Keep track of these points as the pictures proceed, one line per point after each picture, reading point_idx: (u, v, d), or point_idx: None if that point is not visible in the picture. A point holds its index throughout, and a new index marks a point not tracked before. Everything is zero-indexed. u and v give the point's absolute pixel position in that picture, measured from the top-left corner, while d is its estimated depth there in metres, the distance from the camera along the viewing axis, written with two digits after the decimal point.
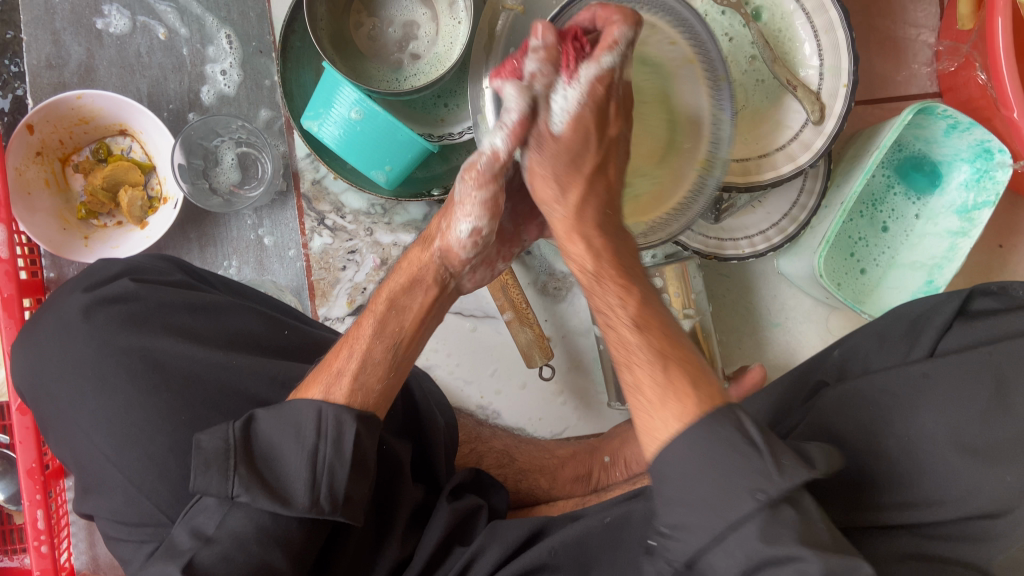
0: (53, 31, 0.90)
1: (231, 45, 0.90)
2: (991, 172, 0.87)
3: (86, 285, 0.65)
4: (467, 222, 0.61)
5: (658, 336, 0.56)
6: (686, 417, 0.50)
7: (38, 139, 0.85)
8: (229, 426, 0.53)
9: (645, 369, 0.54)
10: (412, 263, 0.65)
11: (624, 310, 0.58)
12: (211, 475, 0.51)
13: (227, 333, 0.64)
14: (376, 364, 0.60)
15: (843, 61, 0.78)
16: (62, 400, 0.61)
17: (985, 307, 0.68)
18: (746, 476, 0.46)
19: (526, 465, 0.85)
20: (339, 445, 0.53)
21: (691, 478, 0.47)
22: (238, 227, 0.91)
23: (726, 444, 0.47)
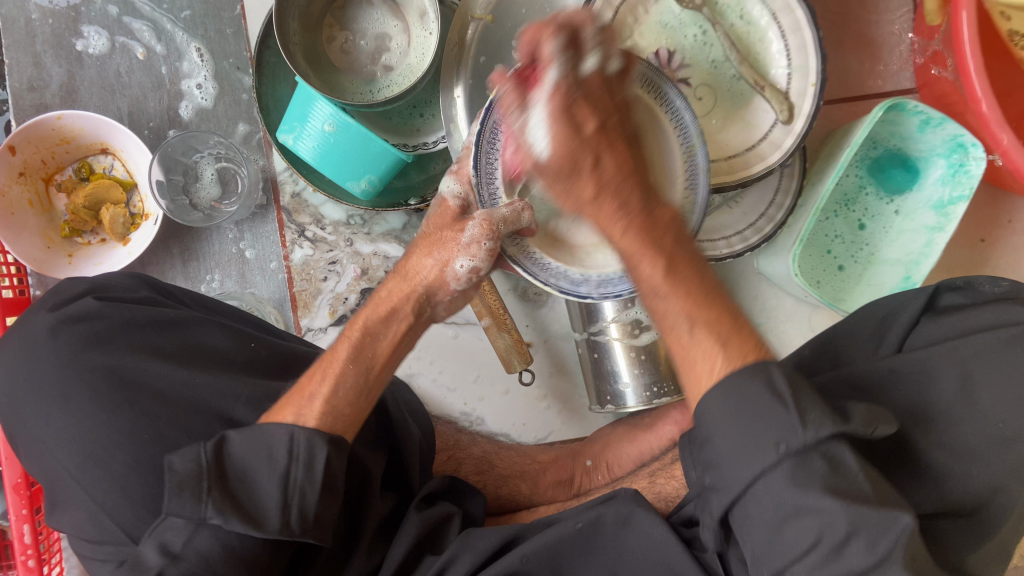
0: (34, 54, 0.91)
1: (203, 58, 0.92)
2: (966, 167, 0.86)
3: (52, 304, 0.66)
4: (468, 259, 0.64)
5: (683, 288, 0.55)
6: (715, 372, 0.52)
7: (20, 159, 0.87)
8: (200, 447, 0.53)
9: (677, 332, 0.55)
10: (391, 293, 0.67)
11: (654, 271, 0.55)
12: (184, 500, 0.50)
13: (191, 348, 0.65)
14: (348, 387, 0.60)
15: (810, 60, 0.79)
16: (34, 415, 0.61)
17: (952, 303, 0.69)
18: (771, 426, 0.48)
19: (507, 471, 0.86)
20: (312, 467, 0.54)
21: (728, 430, 0.49)
22: (219, 241, 0.93)
23: (755, 403, 0.49)
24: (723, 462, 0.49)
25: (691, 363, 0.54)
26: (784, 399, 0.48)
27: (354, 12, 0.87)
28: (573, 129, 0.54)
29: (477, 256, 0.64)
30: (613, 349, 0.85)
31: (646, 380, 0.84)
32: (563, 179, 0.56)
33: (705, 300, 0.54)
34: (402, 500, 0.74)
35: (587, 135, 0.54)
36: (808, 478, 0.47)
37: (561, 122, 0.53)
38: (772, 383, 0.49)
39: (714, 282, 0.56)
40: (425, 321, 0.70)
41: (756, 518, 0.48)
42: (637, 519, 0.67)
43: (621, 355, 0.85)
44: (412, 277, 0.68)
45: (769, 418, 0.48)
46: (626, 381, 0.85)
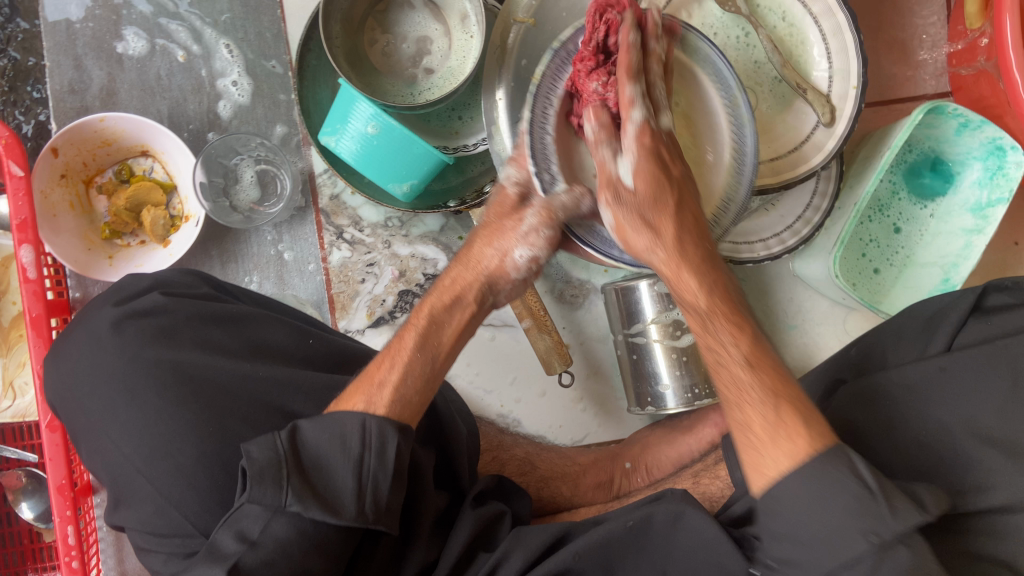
0: (75, 56, 0.92)
1: (232, 54, 0.92)
2: (1004, 169, 0.87)
3: (114, 300, 0.66)
4: (528, 249, 0.65)
5: (772, 378, 0.56)
6: (794, 455, 0.53)
7: (62, 161, 0.87)
8: (275, 436, 0.53)
9: (756, 406, 0.55)
10: (455, 280, 0.66)
11: (737, 350, 0.57)
12: (267, 486, 0.51)
13: (254, 343, 0.66)
14: (418, 376, 0.60)
15: (852, 64, 0.80)
16: (93, 414, 0.62)
17: (1000, 303, 0.67)
18: (857, 520, 0.49)
19: (548, 473, 0.86)
20: (384, 454, 0.54)
21: (799, 516, 0.51)
22: (258, 242, 0.93)
23: (837, 493, 0.50)
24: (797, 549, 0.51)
25: (748, 456, 0.55)
26: (872, 490, 0.50)
27: (396, 15, 0.88)
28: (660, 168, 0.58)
29: (536, 246, 0.65)
30: (653, 350, 0.85)
31: (687, 382, 0.84)
32: (642, 212, 0.59)
33: (773, 377, 0.56)
34: (453, 498, 0.74)
35: (673, 177, 0.59)
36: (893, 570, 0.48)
37: (649, 161, 0.58)
38: (858, 473, 0.51)
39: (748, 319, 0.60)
40: (489, 306, 0.68)
41: None
42: (688, 520, 0.67)
43: (661, 357, 0.85)
44: (473, 265, 0.66)
45: (851, 513, 0.49)
46: (666, 383, 0.85)
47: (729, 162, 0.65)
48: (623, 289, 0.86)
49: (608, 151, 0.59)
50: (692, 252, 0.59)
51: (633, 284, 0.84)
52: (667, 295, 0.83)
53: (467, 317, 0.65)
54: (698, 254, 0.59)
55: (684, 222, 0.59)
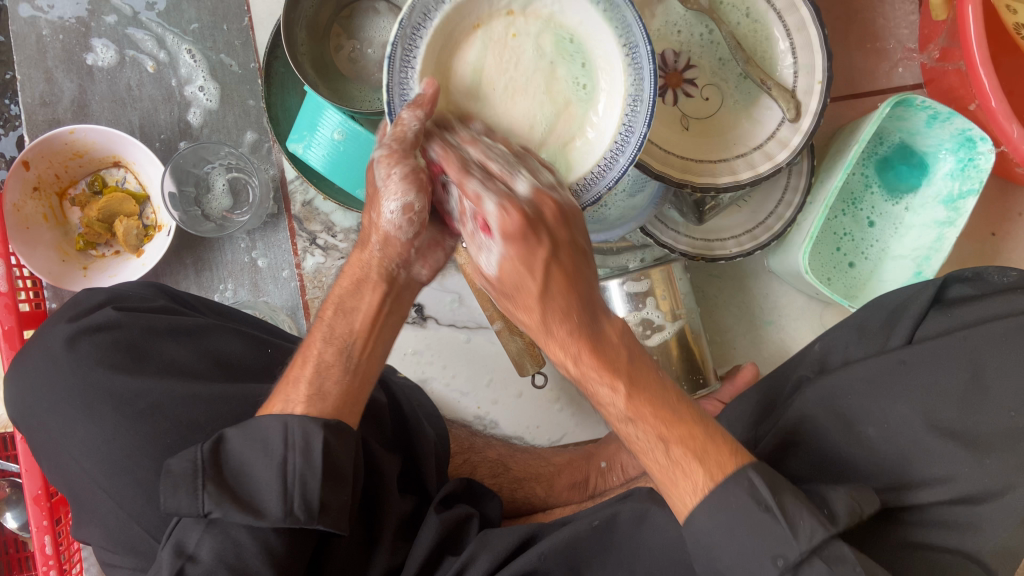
0: (45, 69, 0.92)
1: (195, 59, 0.92)
2: (974, 161, 0.86)
3: (70, 316, 0.66)
4: (395, 202, 0.55)
5: (649, 409, 0.53)
6: (698, 491, 0.52)
7: (34, 175, 0.87)
8: (199, 447, 0.54)
9: (652, 454, 0.53)
10: (358, 263, 0.61)
11: (616, 399, 0.53)
12: (182, 496, 0.52)
13: (210, 356, 0.66)
14: (330, 366, 0.59)
15: (816, 59, 0.79)
16: (55, 427, 0.62)
17: (960, 294, 0.69)
18: (766, 543, 0.50)
19: (521, 474, 0.86)
20: (309, 455, 0.54)
21: (722, 547, 0.51)
22: (231, 250, 0.93)
23: (747, 530, 0.51)
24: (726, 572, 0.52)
25: (648, 459, 0.54)
26: (771, 509, 0.51)
27: (361, 22, 0.88)
28: (526, 250, 0.51)
29: (410, 201, 0.55)
30: None
31: None
32: (570, 319, 0.53)
33: (654, 402, 0.53)
34: (420, 502, 0.74)
35: (543, 257, 0.51)
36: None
37: (515, 236, 0.50)
38: (757, 496, 0.51)
39: (637, 359, 0.54)
40: (407, 285, 0.63)
41: None
42: (653, 519, 0.67)
43: None
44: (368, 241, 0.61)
45: (755, 538, 0.50)
46: None
47: (585, 142, 0.61)
48: None
49: (480, 241, 0.53)
50: (562, 333, 0.53)
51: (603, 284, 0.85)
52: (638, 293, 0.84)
53: (377, 301, 0.61)
54: (563, 290, 0.53)
55: (553, 296, 0.52)
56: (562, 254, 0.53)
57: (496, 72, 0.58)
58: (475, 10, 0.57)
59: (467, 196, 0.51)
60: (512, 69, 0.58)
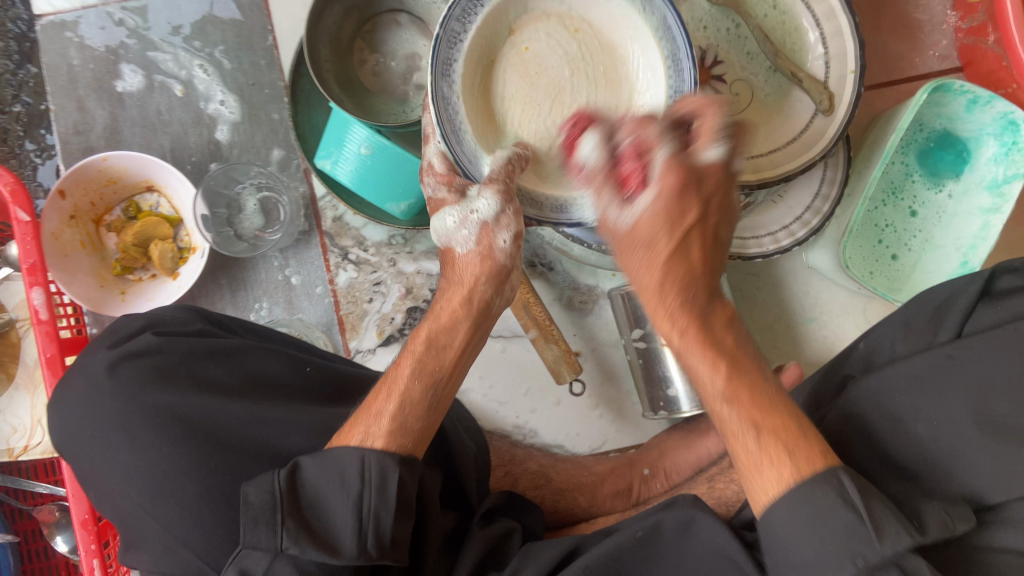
0: (77, 98, 0.94)
1: (210, 75, 0.93)
2: (1018, 144, 0.84)
3: (110, 343, 0.67)
4: (507, 232, 0.65)
5: (745, 391, 0.55)
6: (798, 468, 0.52)
7: (70, 203, 0.89)
8: (273, 476, 0.53)
9: (742, 439, 0.55)
10: (450, 298, 0.66)
11: (715, 376, 0.56)
12: (260, 530, 0.51)
13: (247, 380, 0.65)
14: (415, 403, 0.60)
15: (849, 48, 0.77)
16: (95, 453, 0.63)
17: (1009, 285, 0.68)
18: (845, 540, 0.48)
19: (564, 485, 0.85)
20: (385, 489, 0.53)
21: (796, 538, 0.50)
22: (266, 269, 0.94)
23: (829, 522, 0.49)
24: (788, 555, 0.50)
25: (741, 463, 0.54)
26: (859, 514, 0.49)
27: (384, 35, 0.88)
28: (670, 213, 0.56)
29: (499, 236, 0.65)
30: (663, 354, 0.84)
31: None
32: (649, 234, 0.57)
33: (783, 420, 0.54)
34: (461, 517, 0.73)
35: (689, 222, 0.56)
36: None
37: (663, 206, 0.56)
38: (846, 496, 0.50)
39: (737, 351, 0.58)
40: (494, 314, 0.69)
41: None
42: (697, 526, 0.68)
43: (672, 360, 0.83)
44: (461, 282, 0.67)
45: (839, 530, 0.48)
46: (678, 386, 0.83)
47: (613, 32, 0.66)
48: (630, 293, 0.84)
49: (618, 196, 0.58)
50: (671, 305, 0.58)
51: (639, 288, 0.83)
52: None
53: (468, 335, 0.65)
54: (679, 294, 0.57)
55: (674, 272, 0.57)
56: (709, 220, 0.57)
57: (531, 87, 0.66)
58: (508, 19, 0.65)
59: (637, 138, 0.57)
60: (541, 76, 0.66)
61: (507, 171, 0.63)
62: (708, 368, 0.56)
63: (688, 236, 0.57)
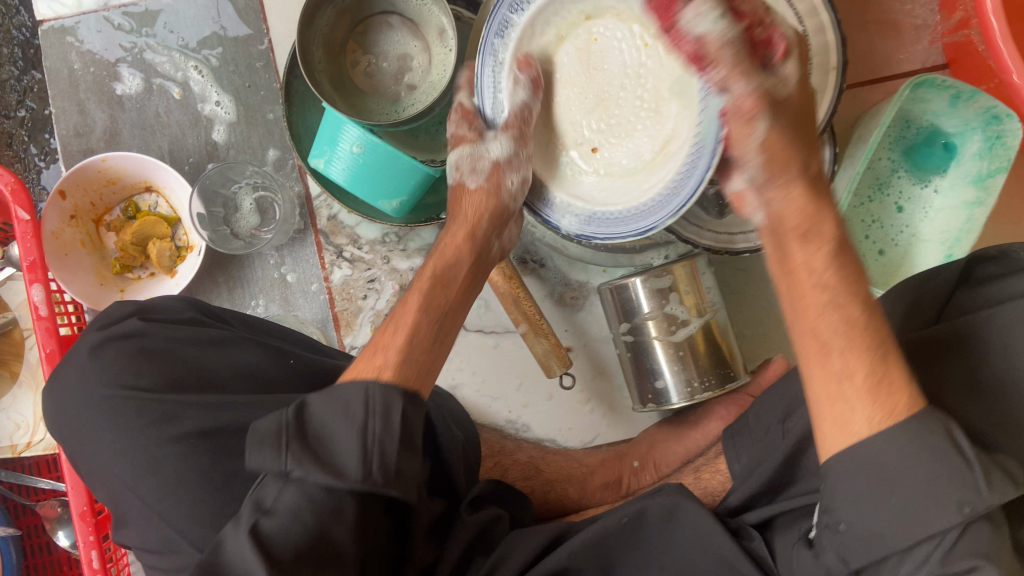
0: (78, 101, 0.96)
1: (207, 77, 0.95)
2: (1002, 138, 0.85)
3: (99, 324, 0.68)
4: (518, 174, 0.71)
5: (852, 352, 0.52)
6: (892, 413, 0.50)
7: (70, 204, 0.91)
8: (283, 412, 0.55)
9: (838, 383, 0.52)
10: (454, 236, 0.72)
11: (821, 300, 0.54)
12: (266, 451, 0.53)
13: (228, 370, 0.66)
14: (422, 331, 0.64)
15: (831, 43, 0.79)
16: (87, 440, 0.64)
17: (989, 273, 0.67)
18: (951, 484, 0.48)
19: (552, 476, 0.87)
20: (389, 420, 0.54)
21: (874, 504, 0.50)
22: (262, 267, 0.95)
23: (938, 470, 0.49)
24: (877, 521, 0.50)
25: (829, 407, 0.53)
26: (968, 459, 0.49)
27: (376, 37, 0.90)
28: (789, 131, 0.57)
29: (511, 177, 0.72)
30: (652, 347, 0.85)
31: (686, 376, 0.84)
32: (795, 131, 0.58)
33: (884, 338, 0.53)
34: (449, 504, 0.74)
35: (792, 110, 0.58)
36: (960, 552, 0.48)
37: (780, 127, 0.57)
38: (956, 441, 0.49)
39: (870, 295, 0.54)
40: (491, 257, 0.74)
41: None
42: (684, 513, 0.70)
43: (661, 353, 0.84)
44: (468, 219, 0.72)
45: (944, 480, 0.48)
46: (666, 378, 0.84)
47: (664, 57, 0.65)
48: (617, 287, 0.85)
49: (720, 70, 0.56)
50: (797, 200, 0.57)
51: (626, 282, 0.84)
52: (661, 289, 0.83)
53: (468, 268, 0.71)
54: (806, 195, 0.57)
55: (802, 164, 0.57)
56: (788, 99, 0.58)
57: (583, 76, 0.69)
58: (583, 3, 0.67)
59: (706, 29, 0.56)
60: (596, 69, 0.68)
61: (517, 125, 0.69)
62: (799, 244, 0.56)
63: (794, 113, 0.58)
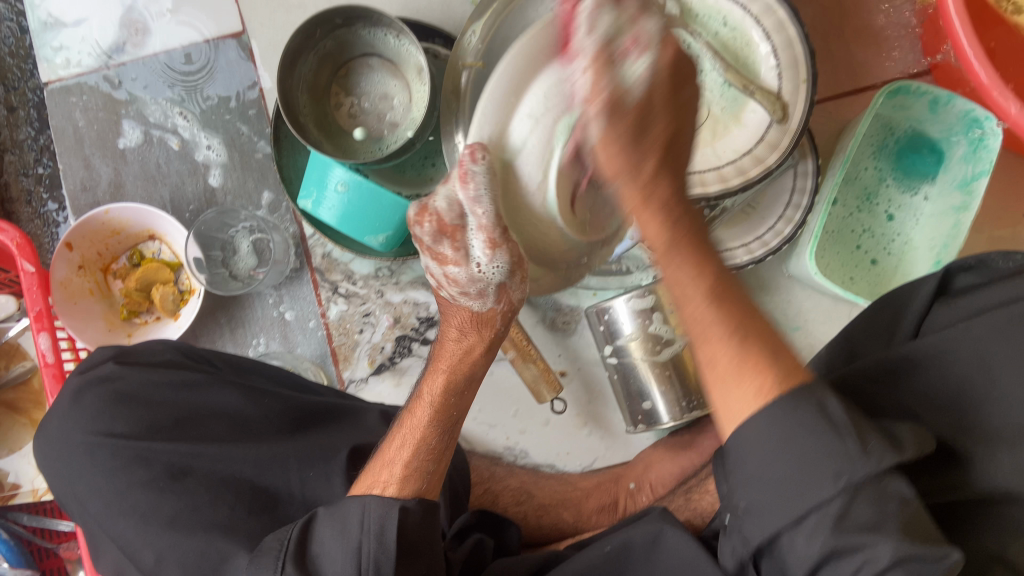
0: (84, 157, 1.01)
1: (203, 127, 0.99)
2: (984, 142, 0.83)
3: (82, 368, 0.73)
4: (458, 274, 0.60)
5: (725, 303, 0.50)
6: (761, 393, 0.48)
7: (78, 255, 0.95)
8: (291, 529, 0.56)
9: (717, 345, 0.50)
10: (446, 354, 0.64)
11: (695, 287, 0.51)
12: (264, 572, 0.54)
13: (201, 412, 0.69)
14: (425, 446, 0.60)
15: (799, 57, 0.78)
16: (79, 481, 0.67)
17: (966, 283, 0.66)
18: (825, 461, 0.45)
19: (546, 501, 0.89)
20: (382, 536, 0.53)
21: (768, 473, 0.47)
22: (261, 306, 0.99)
23: (810, 445, 0.46)
24: (765, 492, 0.47)
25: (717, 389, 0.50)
26: (836, 426, 0.46)
27: (358, 79, 0.93)
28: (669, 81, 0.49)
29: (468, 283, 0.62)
30: (638, 368, 0.85)
31: (676, 395, 0.84)
32: (630, 138, 0.49)
33: (746, 314, 0.50)
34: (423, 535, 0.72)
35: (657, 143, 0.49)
36: (852, 522, 0.45)
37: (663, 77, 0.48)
38: (824, 414, 0.47)
39: (726, 273, 0.52)
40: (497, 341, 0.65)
41: (802, 547, 0.46)
42: (666, 537, 0.67)
43: (649, 374, 0.84)
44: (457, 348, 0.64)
45: (823, 452, 0.46)
46: (655, 400, 0.85)
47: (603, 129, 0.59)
48: (601, 309, 0.86)
49: (624, 55, 0.48)
50: (666, 193, 0.51)
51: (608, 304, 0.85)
52: (643, 309, 0.83)
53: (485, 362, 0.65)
54: (667, 192, 0.51)
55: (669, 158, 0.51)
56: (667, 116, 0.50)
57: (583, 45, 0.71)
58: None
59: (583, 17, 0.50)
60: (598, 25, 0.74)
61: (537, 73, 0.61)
62: (658, 234, 0.51)
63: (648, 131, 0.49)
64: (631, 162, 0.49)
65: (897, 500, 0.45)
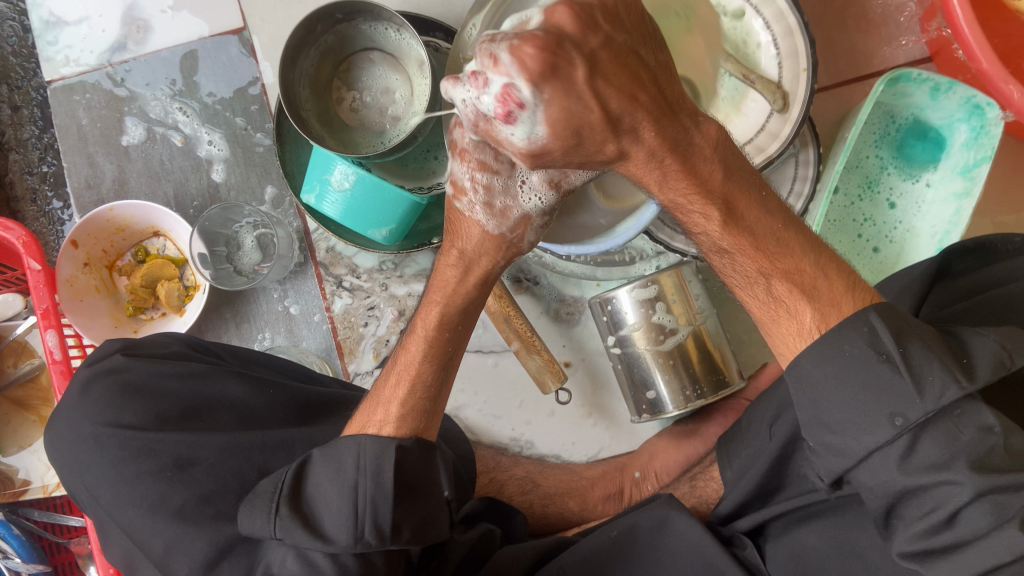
0: (88, 155, 1.01)
1: (206, 124, 0.99)
2: (986, 128, 0.83)
3: (89, 362, 0.73)
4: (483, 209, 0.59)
5: (752, 240, 0.57)
6: (818, 323, 0.55)
7: (83, 252, 0.95)
8: (285, 470, 0.60)
9: (757, 277, 0.58)
10: (446, 279, 0.63)
11: (715, 224, 0.57)
12: (260, 515, 0.58)
13: (206, 402, 0.70)
14: (424, 386, 0.64)
15: (800, 46, 0.79)
16: (89, 475, 0.68)
17: (965, 267, 0.67)
18: (887, 398, 0.51)
19: (553, 490, 0.89)
20: (378, 477, 0.57)
21: (836, 394, 0.53)
22: (266, 301, 0.99)
23: (866, 384, 0.52)
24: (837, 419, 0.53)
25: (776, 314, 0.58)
26: (896, 363, 0.52)
27: (359, 73, 0.93)
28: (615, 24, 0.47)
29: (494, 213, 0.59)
30: (642, 358, 0.85)
31: (679, 383, 0.85)
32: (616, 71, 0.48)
33: (796, 232, 0.57)
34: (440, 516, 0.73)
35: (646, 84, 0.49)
36: (916, 461, 0.50)
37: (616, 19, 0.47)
38: (879, 341, 0.53)
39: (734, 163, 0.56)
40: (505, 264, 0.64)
41: (872, 479, 0.52)
42: (673, 525, 0.69)
43: (652, 363, 0.85)
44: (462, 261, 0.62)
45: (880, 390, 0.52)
46: (660, 389, 0.85)
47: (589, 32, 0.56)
48: (605, 299, 0.86)
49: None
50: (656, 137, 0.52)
51: (612, 293, 0.85)
52: (646, 298, 0.83)
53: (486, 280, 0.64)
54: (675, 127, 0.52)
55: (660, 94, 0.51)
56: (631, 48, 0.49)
57: None
58: None
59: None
60: None
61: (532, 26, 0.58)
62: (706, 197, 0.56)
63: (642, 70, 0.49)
64: (635, 94, 0.49)
65: (975, 430, 0.50)
